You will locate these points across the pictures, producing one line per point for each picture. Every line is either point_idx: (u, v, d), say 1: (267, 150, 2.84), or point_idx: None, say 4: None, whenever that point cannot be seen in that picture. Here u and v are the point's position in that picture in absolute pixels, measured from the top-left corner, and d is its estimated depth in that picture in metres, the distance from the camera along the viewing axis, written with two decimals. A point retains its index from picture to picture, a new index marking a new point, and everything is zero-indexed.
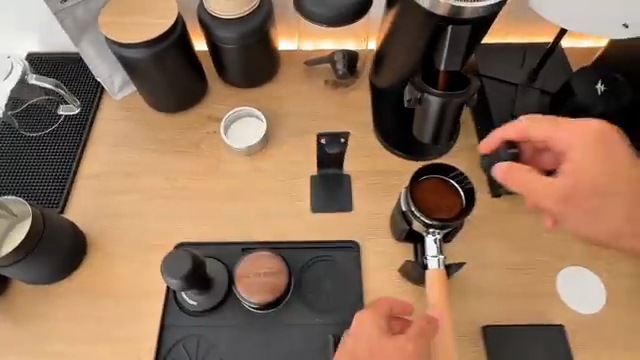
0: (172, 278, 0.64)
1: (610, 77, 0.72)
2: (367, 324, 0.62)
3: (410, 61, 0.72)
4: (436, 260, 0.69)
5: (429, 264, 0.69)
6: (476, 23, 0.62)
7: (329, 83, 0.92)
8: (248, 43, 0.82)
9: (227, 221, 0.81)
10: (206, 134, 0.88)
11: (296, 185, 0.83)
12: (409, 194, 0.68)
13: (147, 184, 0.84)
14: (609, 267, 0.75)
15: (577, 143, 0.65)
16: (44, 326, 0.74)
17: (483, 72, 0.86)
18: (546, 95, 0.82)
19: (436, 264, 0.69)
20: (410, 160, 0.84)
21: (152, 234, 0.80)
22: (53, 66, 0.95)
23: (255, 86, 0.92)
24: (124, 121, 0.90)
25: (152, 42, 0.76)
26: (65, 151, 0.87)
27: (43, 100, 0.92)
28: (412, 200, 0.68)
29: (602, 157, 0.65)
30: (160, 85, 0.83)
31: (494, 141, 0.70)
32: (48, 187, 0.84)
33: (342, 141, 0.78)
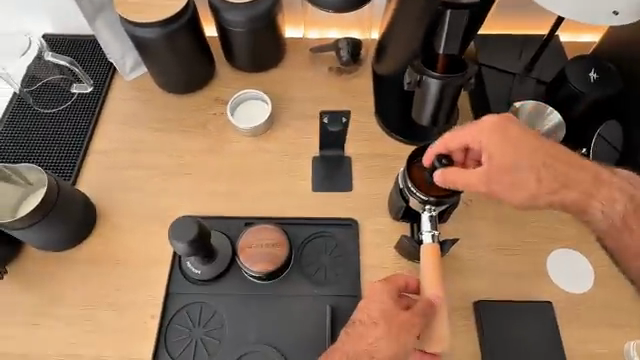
0: (179, 242, 0.68)
1: (603, 66, 0.76)
2: (380, 294, 0.67)
3: (410, 46, 0.75)
4: (430, 235, 0.70)
5: (424, 239, 0.70)
6: (474, 8, 0.66)
7: (333, 70, 0.96)
8: (256, 27, 0.85)
9: (232, 198, 0.84)
10: (212, 114, 0.92)
11: (298, 165, 0.87)
12: (406, 172, 0.71)
13: (156, 161, 0.87)
14: (598, 251, 0.78)
15: (483, 133, 0.68)
16: (55, 290, 0.78)
17: (482, 61, 0.88)
18: (542, 85, 0.85)
19: (431, 239, 0.70)
20: (409, 144, 0.87)
21: (159, 208, 0.83)
22: (68, 46, 0.99)
23: (261, 70, 0.95)
24: (134, 101, 0.93)
25: (165, 22, 0.80)
26: (77, 127, 0.91)
27: (58, 78, 0.96)
28: (409, 178, 0.71)
29: (532, 141, 0.68)
30: (171, 66, 0.87)
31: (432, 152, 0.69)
32: (61, 161, 0.88)
33: (344, 121, 0.81)
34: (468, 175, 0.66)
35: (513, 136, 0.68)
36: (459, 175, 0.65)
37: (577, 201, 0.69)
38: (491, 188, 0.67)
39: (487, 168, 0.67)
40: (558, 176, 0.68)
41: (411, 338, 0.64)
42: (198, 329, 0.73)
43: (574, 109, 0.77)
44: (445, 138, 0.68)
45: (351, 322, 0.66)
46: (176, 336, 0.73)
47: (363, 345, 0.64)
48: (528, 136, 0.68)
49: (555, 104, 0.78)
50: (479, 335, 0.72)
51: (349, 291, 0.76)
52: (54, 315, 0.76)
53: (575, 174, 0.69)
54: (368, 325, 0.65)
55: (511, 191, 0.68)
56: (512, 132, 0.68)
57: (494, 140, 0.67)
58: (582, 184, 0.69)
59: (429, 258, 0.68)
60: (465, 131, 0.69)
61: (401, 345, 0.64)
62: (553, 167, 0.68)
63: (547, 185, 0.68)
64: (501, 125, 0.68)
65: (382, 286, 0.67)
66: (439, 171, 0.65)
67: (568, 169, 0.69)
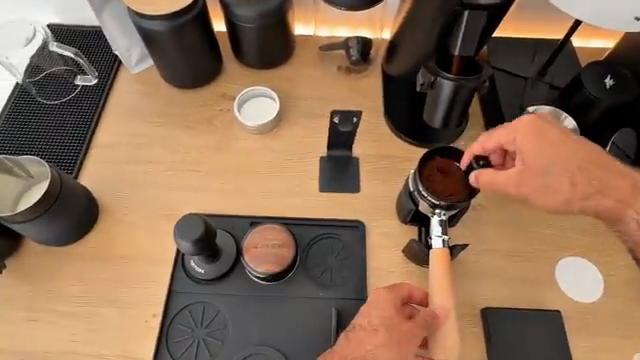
0: (183, 241, 0.66)
1: (618, 73, 0.75)
2: (384, 302, 0.65)
3: (424, 46, 0.74)
4: (440, 240, 0.69)
5: (433, 244, 0.69)
6: (492, 10, 0.64)
7: (342, 69, 0.94)
8: (266, 23, 0.83)
9: (237, 196, 0.82)
10: (219, 111, 0.90)
11: (305, 165, 0.85)
12: (417, 175, 0.69)
13: (160, 156, 0.86)
14: (608, 260, 0.77)
15: (519, 134, 0.68)
16: (54, 286, 0.76)
17: (494, 64, 0.87)
18: (555, 90, 0.84)
19: (441, 244, 0.68)
20: (418, 146, 0.86)
21: (162, 204, 0.82)
22: (73, 37, 0.97)
23: (269, 67, 0.94)
24: (139, 95, 0.91)
25: (173, 16, 0.78)
26: (81, 120, 0.89)
27: (62, 69, 0.94)
28: (420, 180, 0.69)
29: (567, 144, 0.68)
30: (178, 60, 0.85)
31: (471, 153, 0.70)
32: (63, 153, 0.86)
33: (356, 121, 0.77)
34: (502, 176, 0.67)
35: (549, 138, 0.68)
36: (495, 177, 0.67)
37: (611, 209, 0.69)
38: (522, 189, 0.68)
39: (521, 170, 0.67)
40: (592, 181, 0.68)
41: (411, 349, 0.63)
42: (200, 330, 0.72)
43: (588, 115, 0.75)
44: (482, 139, 0.69)
45: (352, 327, 0.65)
46: (177, 336, 0.72)
47: (362, 352, 0.62)
48: (564, 138, 0.68)
49: (569, 110, 0.77)
50: (487, 343, 0.71)
51: (355, 295, 0.74)
52: (53, 311, 0.74)
53: (611, 179, 0.69)
54: (369, 331, 0.64)
55: (543, 194, 0.68)
56: (550, 133, 0.68)
57: (530, 141, 0.67)
58: (617, 192, 0.68)
59: (438, 264, 0.67)
60: (501, 131, 0.69)
61: (402, 355, 0.62)
62: (587, 171, 0.68)
63: (581, 190, 0.68)
64: (538, 126, 0.68)
65: (387, 293, 0.66)
66: (474, 173, 0.67)
67: (603, 174, 0.68)
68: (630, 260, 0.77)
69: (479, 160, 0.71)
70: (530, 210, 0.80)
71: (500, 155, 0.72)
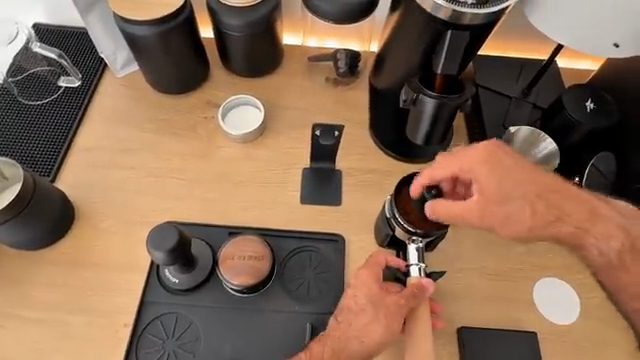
0: (157, 251, 0.65)
1: (599, 96, 0.76)
2: (366, 281, 0.68)
3: (409, 63, 0.74)
4: (417, 268, 0.69)
5: (411, 273, 0.69)
6: (475, 30, 0.65)
7: (330, 81, 0.94)
8: (254, 31, 0.83)
9: (217, 205, 0.82)
10: (203, 118, 0.89)
11: (288, 176, 0.85)
12: (393, 202, 0.70)
13: (141, 162, 0.85)
14: (585, 282, 0.77)
15: (473, 163, 0.65)
16: (26, 291, 0.74)
17: (480, 82, 0.88)
18: (538, 110, 0.85)
19: (418, 273, 0.69)
20: (401, 162, 0.86)
21: (140, 211, 0.81)
22: (58, 37, 0.96)
23: (256, 76, 0.93)
24: (123, 99, 0.90)
25: (159, 22, 0.78)
26: (61, 123, 0.88)
27: (45, 70, 0.92)
28: (398, 207, 0.70)
29: (522, 173, 0.66)
30: (163, 65, 0.84)
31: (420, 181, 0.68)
32: (41, 155, 0.85)
33: (337, 134, 0.78)
34: (459, 208, 0.65)
35: (503, 167, 0.65)
36: (451, 208, 0.65)
37: (570, 235, 0.68)
38: (484, 221, 0.66)
39: (478, 201, 0.65)
40: (552, 208, 0.66)
41: (400, 321, 0.66)
42: (171, 341, 0.71)
43: (568, 138, 0.76)
44: (434, 170, 0.67)
45: (339, 310, 0.68)
46: (148, 347, 0.70)
47: (350, 332, 0.66)
48: (519, 165, 0.66)
49: (550, 132, 0.78)
50: None
51: (331, 310, 0.73)
52: (21, 318, 0.72)
53: (571, 204, 0.68)
54: (356, 311, 0.67)
55: (505, 226, 0.66)
56: (504, 161, 0.66)
57: (485, 171, 0.65)
58: (577, 218, 0.67)
59: (412, 289, 0.66)
60: (454, 160, 0.66)
61: (391, 327, 0.66)
62: (547, 198, 0.66)
63: (543, 217, 0.66)
64: (493, 153, 0.66)
65: (365, 273, 0.69)
66: (429, 204, 0.65)
67: (561, 201, 0.67)
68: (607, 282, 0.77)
69: (431, 189, 0.68)
70: None
71: (454, 183, 0.69)
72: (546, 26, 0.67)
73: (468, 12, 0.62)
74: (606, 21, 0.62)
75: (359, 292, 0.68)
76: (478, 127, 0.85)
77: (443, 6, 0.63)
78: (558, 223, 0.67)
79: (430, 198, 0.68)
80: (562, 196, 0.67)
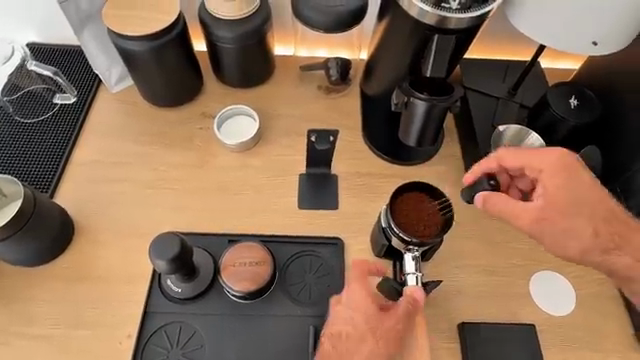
0: (159, 260, 0.66)
1: (582, 94, 0.78)
2: (361, 301, 0.68)
3: (400, 68, 0.76)
4: (414, 277, 0.69)
5: (408, 282, 0.69)
6: (461, 34, 0.67)
7: (322, 88, 0.96)
8: (247, 43, 0.85)
9: (216, 214, 0.82)
10: (199, 129, 0.91)
11: (284, 182, 0.86)
12: (388, 211, 0.70)
13: (139, 175, 0.86)
14: (579, 274, 0.79)
15: (550, 167, 0.67)
16: (25, 307, 0.74)
17: (468, 85, 0.90)
18: (525, 109, 0.88)
19: (415, 281, 0.69)
20: (396, 164, 0.88)
21: (139, 223, 0.81)
22: (53, 55, 0.97)
23: (249, 86, 0.95)
24: (118, 113, 0.92)
25: (154, 36, 0.79)
26: (57, 139, 0.88)
27: (41, 88, 0.93)
28: (392, 217, 0.70)
29: (592, 190, 0.67)
30: (157, 79, 0.86)
31: (480, 169, 0.72)
32: (38, 172, 0.85)
33: (332, 139, 0.78)
34: (518, 208, 0.67)
35: (578, 179, 0.67)
36: (509, 205, 0.67)
37: (626, 267, 0.69)
38: (539, 230, 0.67)
39: (543, 206, 0.67)
40: (613, 235, 0.68)
41: (395, 343, 0.67)
42: (176, 350, 0.71)
43: (555, 135, 0.79)
44: (500, 156, 0.70)
45: (335, 333, 0.67)
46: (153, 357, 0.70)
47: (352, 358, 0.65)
48: (594, 184, 0.67)
49: (538, 130, 0.80)
50: (463, 356, 0.72)
51: None
52: (24, 334, 0.72)
53: (632, 234, 0.68)
54: (354, 335, 0.66)
55: (555, 240, 0.68)
56: (576, 174, 0.67)
57: (556, 178, 0.66)
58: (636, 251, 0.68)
59: (409, 301, 0.66)
60: (524, 155, 0.68)
61: (389, 351, 0.66)
62: (611, 223, 0.68)
63: (599, 242, 0.67)
64: (570, 163, 0.67)
65: (358, 290, 0.68)
66: (482, 193, 0.68)
67: (624, 229, 0.68)
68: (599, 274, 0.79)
69: (490, 179, 0.73)
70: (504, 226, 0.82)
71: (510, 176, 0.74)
72: (528, 28, 0.70)
73: (453, 17, 0.64)
74: (585, 21, 0.65)
75: (342, 325, 0.67)
76: (468, 127, 0.88)
77: (429, 12, 0.64)
78: (596, 254, 0.68)
79: (488, 187, 0.72)
80: (617, 221, 0.68)
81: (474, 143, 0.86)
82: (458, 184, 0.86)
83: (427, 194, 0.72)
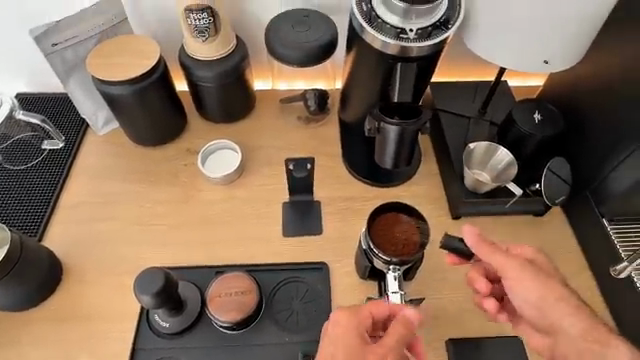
0: (144, 295, 0.67)
1: (545, 109, 0.82)
2: (348, 330, 0.63)
3: (370, 96, 0.80)
4: (397, 295, 0.70)
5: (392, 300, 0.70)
6: (423, 61, 0.71)
7: (302, 119, 1.00)
8: (225, 81, 0.90)
9: (202, 246, 0.84)
10: (184, 165, 0.93)
11: (268, 211, 0.88)
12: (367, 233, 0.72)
13: (126, 213, 0.88)
14: None
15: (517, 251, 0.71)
16: (14, 353, 0.74)
17: (439, 106, 0.95)
18: (495, 126, 0.92)
19: (398, 300, 0.70)
20: (376, 186, 0.90)
21: (127, 260, 0.83)
22: (41, 104, 1.01)
23: (231, 121, 0.99)
24: (104, 155, 0.95)
25: (134, 80, 0.83)
26: (45, 184, 0.91)
27: (29, 136, 0.97)
28: (371, 239, 0.72)
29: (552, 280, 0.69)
30: (141, 120, 0.89)
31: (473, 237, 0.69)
32: (26, 217, 0.87)
33: (309, 167, 0.82)
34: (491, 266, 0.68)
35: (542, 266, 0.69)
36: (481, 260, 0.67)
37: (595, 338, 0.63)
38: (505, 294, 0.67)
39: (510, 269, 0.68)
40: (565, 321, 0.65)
41: None
42: None
43: (524, 149, 0.82)
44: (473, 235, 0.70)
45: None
46: None
47: None
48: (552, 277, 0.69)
49: (507, 145, 0.84)
50: None
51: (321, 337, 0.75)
52: None
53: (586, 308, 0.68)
54: None
55: (540, 306, 0.66)
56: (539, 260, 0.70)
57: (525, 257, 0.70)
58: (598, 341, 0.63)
59: None
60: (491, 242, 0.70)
61: None
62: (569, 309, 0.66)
63: (580, 312, 0.65)
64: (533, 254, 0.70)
65: (345, 316, 0.64)
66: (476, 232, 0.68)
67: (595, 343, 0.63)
68: (579, 280, 0.81)
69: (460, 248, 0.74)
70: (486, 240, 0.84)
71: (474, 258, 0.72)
72: (486, 51, 0.74)
73: (414, 46, 0.68)
74: (536, 42, 0.70)
75: None
76: (442, 147, 0.91)
77: (391, 43, 0.68)
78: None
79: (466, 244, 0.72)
80: (598, 332, 0.64)
81: (448, 161, 0.89)
82: (438, 202, 0.89)
83: (405, 215, 0.74)
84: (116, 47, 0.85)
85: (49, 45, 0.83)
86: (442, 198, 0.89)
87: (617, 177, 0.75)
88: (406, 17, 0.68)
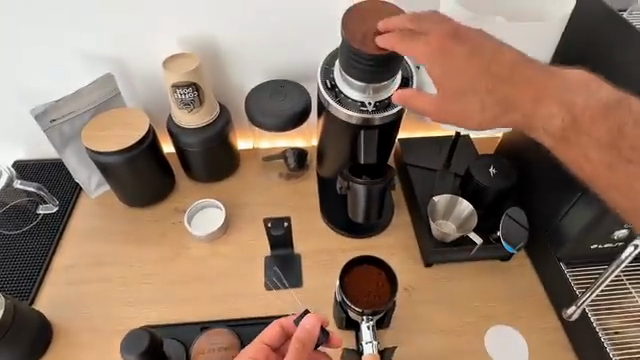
0: (130, 355, 0.71)
1: (499, 163, 0.91)
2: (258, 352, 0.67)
3: (341, 157, 0.88)
4: (370, 345, 0.74)
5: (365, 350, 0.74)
6: (385, 128, 0.80)
7: (283, 175, 1.08)
8: (210, 145, 0.98)
9: (188, 303, 0.89)
10: (172, 223, 0.99)
11: (251, 265, 0.93)
12: (340, 287, 0.77)
13: (116, 273, 0.92)
14: (527, 323, 0.86)
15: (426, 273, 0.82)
16: None
17: (407, 161, 1.02)
18: (458, 178, 0.99)
19: (371, 349, 0.74)
20: (353, 237, 0.96)
21: (116, 319, 0.87)
22: (37, 170, 1.08)
23: (218, 180, 1.06)
24: (96, 217, 1.00)
25: (125, 150, 0.90)
26: (38, 247, 0.96)
27: (25, 201, 1.02)
28: (344, 291, 0.77)
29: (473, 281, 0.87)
30: (132, 184, 0.96)
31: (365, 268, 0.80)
32: (19, 281, 0.91)
33: (286, 224, 0.90)
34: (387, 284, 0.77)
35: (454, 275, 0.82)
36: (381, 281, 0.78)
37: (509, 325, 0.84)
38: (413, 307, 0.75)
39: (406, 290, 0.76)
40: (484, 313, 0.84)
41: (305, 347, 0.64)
42: None
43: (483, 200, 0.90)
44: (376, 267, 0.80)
45: None
46: None
47: None
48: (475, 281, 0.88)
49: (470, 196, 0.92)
50: None
51: None
52: None
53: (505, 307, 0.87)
54: None
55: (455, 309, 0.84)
56: None
57: None
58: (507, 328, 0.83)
59: None
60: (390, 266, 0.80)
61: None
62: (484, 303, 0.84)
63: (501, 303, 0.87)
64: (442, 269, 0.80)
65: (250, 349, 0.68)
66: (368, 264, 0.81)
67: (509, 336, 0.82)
68: (545, 321, 0.86)
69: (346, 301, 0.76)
70: (456, 285, 0.90)
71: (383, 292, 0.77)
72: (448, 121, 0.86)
73: (375, 117, 0.78)
74: None
75: None
76: (411, 198, 0.99)
77: (354, 115, 0.78)
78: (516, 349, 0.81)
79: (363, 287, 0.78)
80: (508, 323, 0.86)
81: (417, 212, 0.96)
82: (411, 251, 0.95)
83: (376, 268, 0.80)
84: (109, 120, 0.94)
85: (48, 121, 0.91)
86: (414, 247, 0.95)
87: (568, 222, 0.81)
88: (366, 92, 0.77)
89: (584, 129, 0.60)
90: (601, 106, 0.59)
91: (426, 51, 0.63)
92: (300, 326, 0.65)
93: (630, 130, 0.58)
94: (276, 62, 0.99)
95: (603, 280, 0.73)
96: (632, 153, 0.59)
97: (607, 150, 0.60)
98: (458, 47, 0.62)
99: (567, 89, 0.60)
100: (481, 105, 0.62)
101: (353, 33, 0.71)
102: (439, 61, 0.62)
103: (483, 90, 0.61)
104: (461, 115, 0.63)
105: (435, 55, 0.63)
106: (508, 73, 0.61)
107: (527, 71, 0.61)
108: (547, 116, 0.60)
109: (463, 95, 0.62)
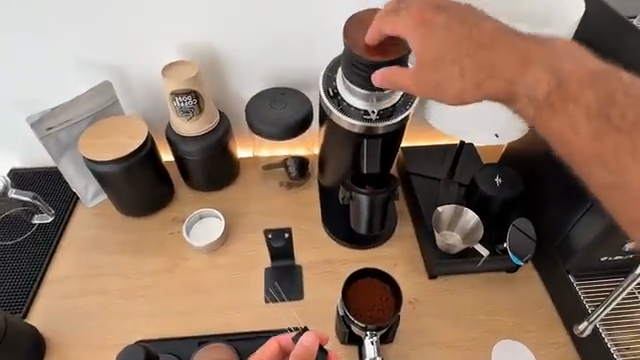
0: None
1: (505, 173, 0.89)
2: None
3: (343, 167, 0.86)
4: None
5: None
6: (388, 136, 0.78)
7: (284, 184, 1.05)
8: (210, 154, 0.96)
9: (185, 316, 0.86)
10: (170, 234, 0.97)
11: (251, 277, 0.91)
12: (343, 300, 0.75)
13: (111, 284, 0.90)
14: (536, 338, 0.84)
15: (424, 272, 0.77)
16: None
17: (410, 169, 1.00)
18: (463, 187, 0.97)
19: None
20: (355, 248, 0.94)
21: (111, 333, 0.84)
22: (33, 179, 1.06)
23: (217, 189, 1.04)
24: (93, 228, 0.98)
25: (123, 159, 0.88)
26: (33, 259, 0.93)
27: (20, 211, 1.00)
28: (346, 305, 0.74)
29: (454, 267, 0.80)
30: (131, 193, 0.94)
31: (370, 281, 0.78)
32: (12, 294, 0.89)
33: (286, 235, 0.88)
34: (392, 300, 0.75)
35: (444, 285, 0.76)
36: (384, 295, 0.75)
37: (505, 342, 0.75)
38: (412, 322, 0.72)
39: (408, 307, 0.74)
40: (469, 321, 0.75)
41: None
42: None
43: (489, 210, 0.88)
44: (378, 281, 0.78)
45: None
46: None
47: None
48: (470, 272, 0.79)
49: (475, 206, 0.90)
50: None
51: None
52: None
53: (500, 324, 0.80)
54: None
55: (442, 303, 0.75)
56: None
57: None
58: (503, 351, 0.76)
59: None
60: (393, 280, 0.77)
61: None
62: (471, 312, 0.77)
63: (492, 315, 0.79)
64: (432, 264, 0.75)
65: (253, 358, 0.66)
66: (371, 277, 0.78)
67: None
68: (554, 336, 0.84)
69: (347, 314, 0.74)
70: (461, 299, 0.88)
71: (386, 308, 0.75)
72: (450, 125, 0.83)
73: (379, 125, 0.76)
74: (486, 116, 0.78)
75: None
76: (415, 208, 0.97)
77: (356, 124, 0.76)
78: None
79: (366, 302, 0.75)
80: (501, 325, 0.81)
81: (421, 223, 0.94)
82: (415, 262, 0.92)
83: (379, 281, 0.77)
84: (107, 128, 0.92)
85: (43, 129, 0.89)
86: (418, 259, 0.93)
87: (577, 233, 0.79)
88: (369, 99, 0.75)
89: (571, 96, 0.55)
90: (588, 72, 0.55)
91: (408, 24, 0.60)
92: (298, 344, 0.63)
93: (622, 98, 0.53)
94: (276, 69, 0.98)
95: (616, 295, 0.70)
96: (622, 121, 0.53)
97: (596, 120, 0.53)
98: (440, 16, 0.59)
99: (558, 61, 0.57)
100: (460, 72, 0.58)
101: (355, 40, 0.71)
102: (422, 31, 0.59)
103: (463, 56, 0.58)
104: (438, 85, 0.60)
105: (417, 26, 0.59)
106: (490, 40, 0.57)
107: (512, 39, 0.58)
108: (532, 82, 0.56)
109: (440, 63, 0.59)
